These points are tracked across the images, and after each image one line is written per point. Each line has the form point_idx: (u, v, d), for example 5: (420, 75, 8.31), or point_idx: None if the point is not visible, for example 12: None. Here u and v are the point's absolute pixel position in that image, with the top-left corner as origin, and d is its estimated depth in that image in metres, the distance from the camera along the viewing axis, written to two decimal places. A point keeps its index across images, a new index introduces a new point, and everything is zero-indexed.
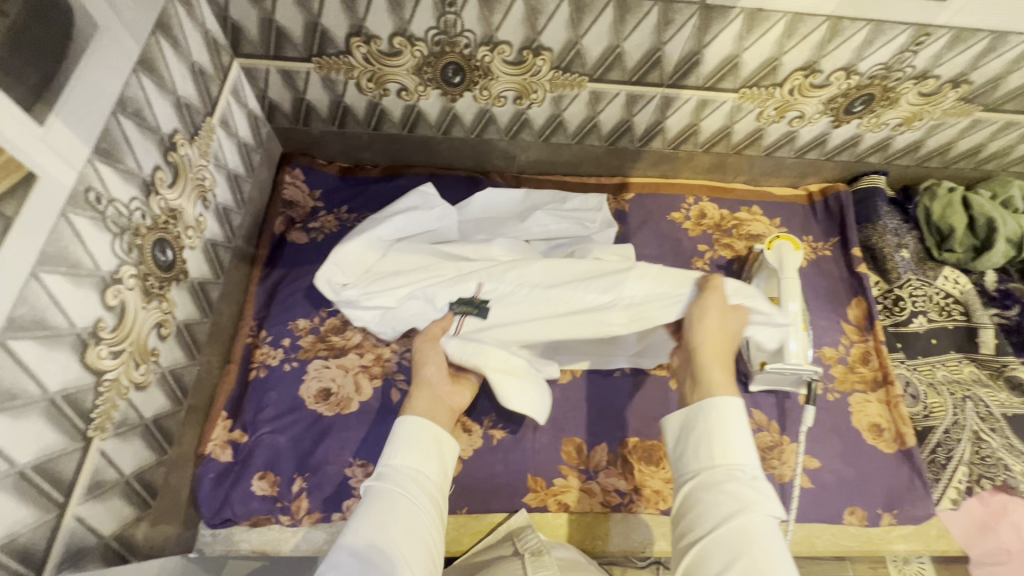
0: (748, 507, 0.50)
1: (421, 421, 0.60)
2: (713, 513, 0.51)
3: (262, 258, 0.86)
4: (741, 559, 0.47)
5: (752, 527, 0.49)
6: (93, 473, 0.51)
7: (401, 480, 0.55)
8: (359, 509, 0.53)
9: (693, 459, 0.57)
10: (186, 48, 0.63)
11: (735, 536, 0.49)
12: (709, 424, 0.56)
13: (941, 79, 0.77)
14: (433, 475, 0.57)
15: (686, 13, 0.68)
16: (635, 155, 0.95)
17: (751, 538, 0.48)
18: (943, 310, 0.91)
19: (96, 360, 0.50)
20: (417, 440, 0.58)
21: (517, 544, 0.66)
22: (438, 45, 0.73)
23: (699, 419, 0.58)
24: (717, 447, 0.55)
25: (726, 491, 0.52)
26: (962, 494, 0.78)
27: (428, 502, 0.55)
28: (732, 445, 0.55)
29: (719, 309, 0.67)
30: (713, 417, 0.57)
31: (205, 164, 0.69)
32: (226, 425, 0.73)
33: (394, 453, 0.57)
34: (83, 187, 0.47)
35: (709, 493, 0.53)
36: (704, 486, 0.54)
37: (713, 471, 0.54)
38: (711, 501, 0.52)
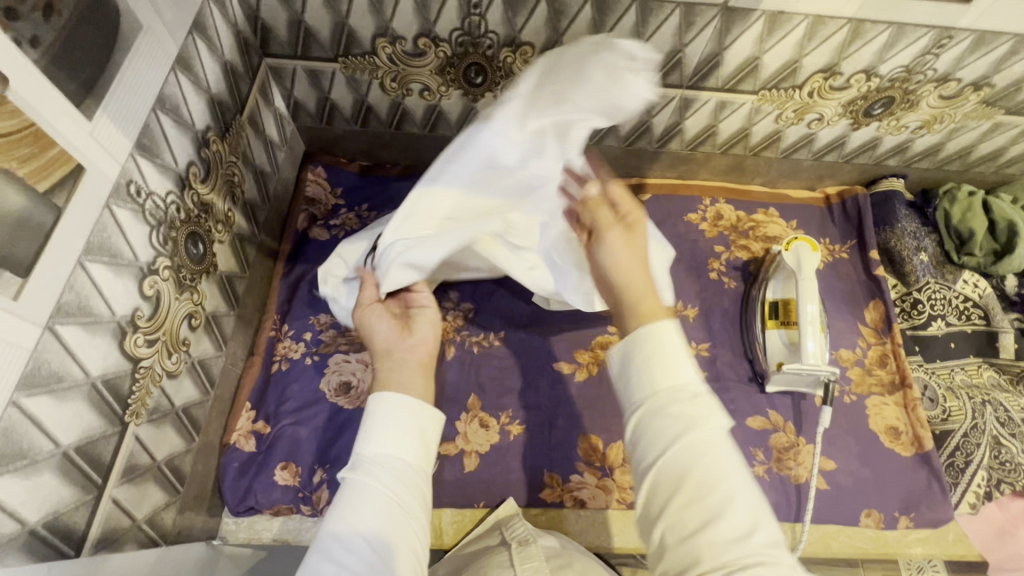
0: (699, 424, 0.43)
1: (397, 398, 0.54)
2: (663, 434, 0.44)
3: (285, 253, 0.88)
4: (697, 472, 0.41)
5: (706, 440, 0.43)
6: (128, 457, 0.52)
7: (374, 467, 0.50)
8: (335, 504, 0.49)
9: (635, 388, 0.47)
10: (219, 47, 0.65)
11: (686, 451, 0.42)
12: (650, 348, 0.47)
13: (963, 82, 0.77)
14: (413, 458, 0.52)
15: (708, 15, 0.68)
16: (652, 156, 0.96)
17: (704, 450, 0.42)
18: (962, 313, 0.91)
19: (133, 348, 0.51)
20: (394, 423, 0.52)
21: (504, 534, 0.66)
22: (462, 46, 0.74)
23: (636, 348, 0.48)
24: (660, 369, 0.46)
25: (671, 413, 0.44)
26: (980, 498, 0.79)
27: (409, 491, 0.50)
28: (677, 362, 0.46)
29: (626, 239, 0.58)
30: (654, 340, 0.47)
31: (235, 161, 0.70)
32: (250, 416, 0.75)
33: (367, 433, 0.52)
34: (125, 180, 0.49)
35: (658, 417, 0.44)
36: (654, 411, 0.45)
37: (660, 396, 0.45)
38: (660, 420, 0.44)
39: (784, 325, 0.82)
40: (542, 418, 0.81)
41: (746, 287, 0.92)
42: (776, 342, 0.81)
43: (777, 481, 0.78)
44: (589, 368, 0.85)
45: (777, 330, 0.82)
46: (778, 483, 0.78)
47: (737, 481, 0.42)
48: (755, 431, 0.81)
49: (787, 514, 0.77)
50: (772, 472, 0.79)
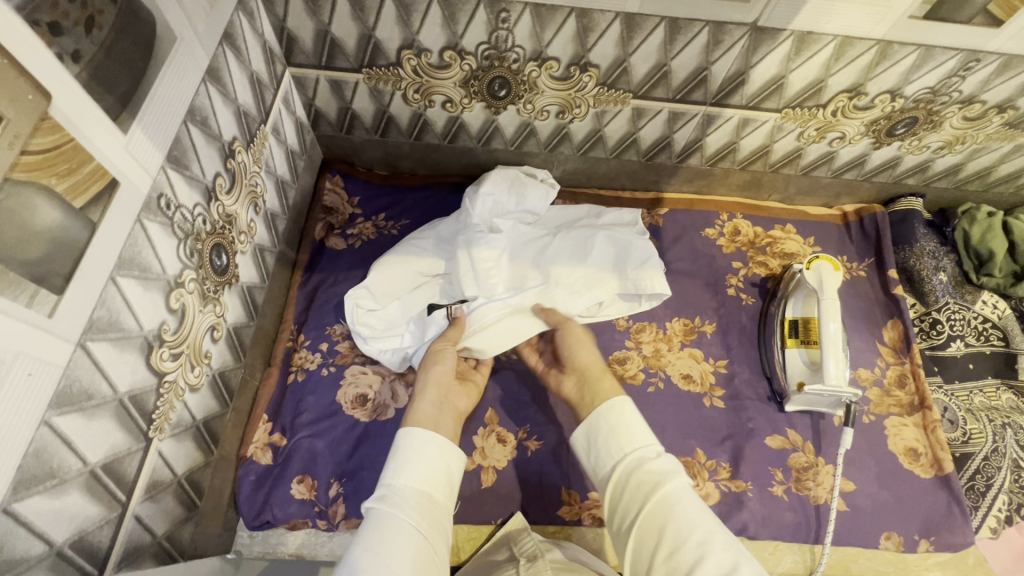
0: (664, 478, 0.55)
1: (428, 433, 0.60)
2: (638, 499, 0.55)
3: (302, 263, 0.87)
4: (671, 528, 0.51)
5: (675, 496, 0.54)
6: (151, 473, 0.51)
7: (400, 499, 0.54)
8: (361, 530, 0.52)
9: (607, 454, 0.60)
10: (246, 58, 0.64)
11: (659, 511, 0.53)
12: (613, 421, 0.61)
13: (987, 104, 0.77)
14: (435, 490, 0.57)
15: (736, 34, 0.68)
16: (671, 170, 0.95)
17: (674, 505, 0.53)
18: (981, 335, 0.90)
19: (158, 362, 0.51)
20: (420, 455, 0.58)
21: (515, 550, 0.66)
22: (487, 59, 0.74)
23: (599, 424, 0.62)
24: (624, 437, 0.59)
25: (643, 473, 0.56)
26: (1001, 522, 0.78)
27: (427, 519, 0.54)
28: (636, 430, 0.60)
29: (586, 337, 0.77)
30: (613, 415, 0.61)
31: (258, 171, 0.70)
32: (266, 428, 0.74)
33: (394, 465, 0.58)
34: (156, 194, 0.49)
35: (629, 481, 0.56)
36: (626, 474, 0.57)
37: (627, 459, 0.58)
38: (635, 485, 0.56)
39: (804, 344, 0.81)
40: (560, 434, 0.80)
41: (763, 304, 0.92)
42: (797, 362, 0.81)
43: (796, 502, 0.77)
44: None
45: (797, 349, 0.81)
46: (798, 504, 0.77)
47: (706, 526, 0.51)
48: (774, 450, 0.81)
49: (806, 536, 0.76)
50: (791, 493, 0.78)
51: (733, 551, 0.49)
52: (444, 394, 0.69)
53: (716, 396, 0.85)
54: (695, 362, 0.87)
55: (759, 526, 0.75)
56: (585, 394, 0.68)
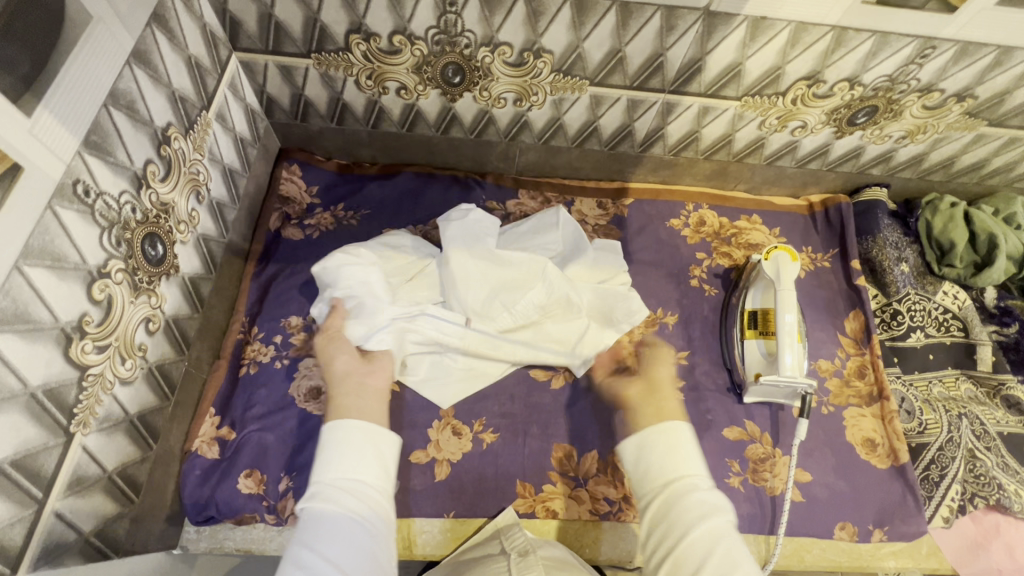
0: (713, 515, 0.50)
1: (348, 421, 0.56)
2: (680, 531, 0.50)
3: (256, 254, 0.85)
4: (716, 569, 0.47)
5: (721, 536, 0.49)
6: (73, 469, 0.50)
7: (336, 494, 0.50)
8: (296, 539, 0.48)
9: (658, 471, 0.54)
10: (182, 41, 0.62)
11: (705, 545, 0.48)
12: (671, 439, 0.55)
13: (946, 93, 0.77)
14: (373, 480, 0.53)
15: (690, 19, 0.67)
16: (635, 160, 0.94)
17: (722, 543, 0.48)
18: (941, 325, 0.90)
19: (79, 355, 0.49)
20: (357, 447, 0.54)
21: (504, 544, 0.65)
22: (438, 45, 0.72)
23: (657, 438, 0.56)
24: (681, 459, 0.54)
25: (694, 501, 0.51)
26: (953, 512, 0.78)
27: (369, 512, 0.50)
28: (691, 455, 0.55)
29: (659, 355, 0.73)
30: (672, 435, 0.55)
31: (200, 159, 0.68)
32: (214, 421, 0.72)
33: (333, 460, 0.53)
34: (70, 180, 0.47)
35: (675, 506, 0.52)
36: (672, 497, 0.52)
37: (678, 484, 0.53)
38: (684, 513, 0.51)
39: (762, 335, 0.80)
40: (517, 426, 0.79)
41: (726, 295, 0.92)
42: (755, 353, 0.80)
43: (752, 493, 0.77)
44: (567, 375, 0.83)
45: (756, 341, 0.81)
46: (754, 495, 0.77)
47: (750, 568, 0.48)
48: (731, 442, 0.81)
49: (761, 527, 0.76)
50: (747, 484, 0.78)
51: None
52: (357, 385, 0.64)
53: None
54: None
55: None
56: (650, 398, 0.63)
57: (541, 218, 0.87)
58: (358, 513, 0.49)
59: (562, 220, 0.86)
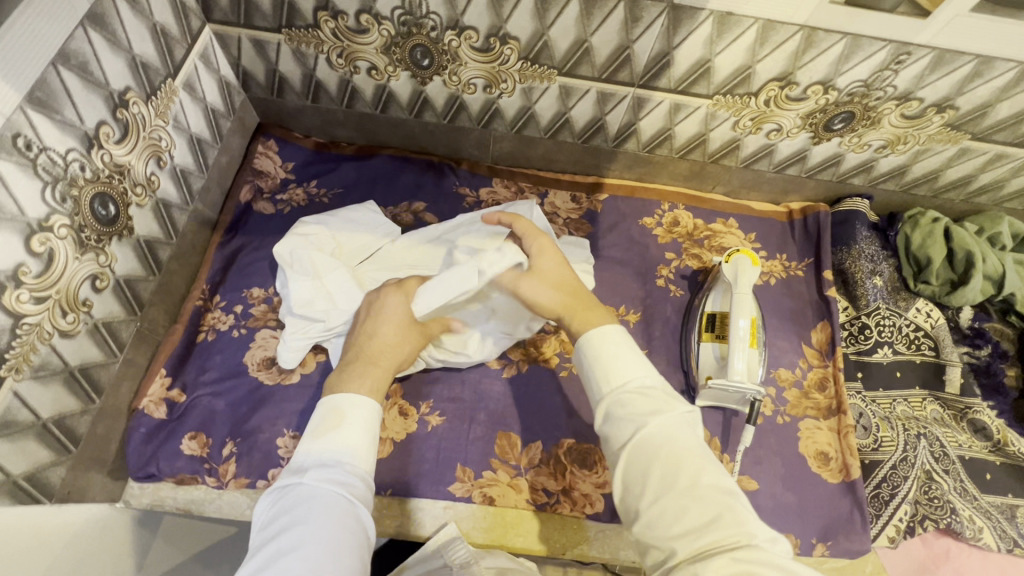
0: (646, 417, 0.52)
1: (360, 399, 0.59)
2: (622, 434, 0.53)
3: (224, 224, 0.87)
4: (657, 467, 0.49)
5: (662, 433, 0.51)
6: (3, 412, 0.52)
7: (337, 477, 0.53)
8: (290, 512, 0.51)
9: (595, 387, 0.57)
10: (147, 8, 0.63)
11: (645, 451, 0.51)
12: (596, 352, 0.58)
13: (925, 102, 0.74)
14: (359, 460, 0.56)
15: (654, 11, 0.66)
16: (609, 155, 0.93)
17: (665, 439, 0.50)
18: (912, 343, 0.87)
19: (13, 303, 0.51)
20: (360, 425, 0.58)
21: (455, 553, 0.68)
22: (405, 26, 0.73)
23: (585, 354, 0.59)
24: (611, 369, 0.56)
25: (626, 411, 0.53)
26: (900, 532, 0.76)
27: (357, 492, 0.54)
28: (623, 362, 0.56)
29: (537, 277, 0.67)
30: (602, 347, 0.58)
31: (163, 125, 0.69)
32: (164, 382, 0.74)
33: (328, 438, 0.56)
34: (10, 132, 0.48)
35: (613, 417, 0.54)
36: (612, 406, 0.55)
37: (614, 395, 0.55)
38: (621, 418, 0.53)
39: (718, 338, 0.79)
40: (464, 412, 0.80)
41: (691, 296, 0.90)
42: (708, 356, 0.79)
43: None
44: (519, 365, 0.84)
45: (711, 343, 0.79)
46: None
47: (698, 467, 0.49)
48: None
49: None
50: None
51: (722, 497, 0.47)
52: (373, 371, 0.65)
53: None
54: None
55: None
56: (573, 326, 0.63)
57: (516, 211, 0.84)
58: (350, 492, 0.53)
59: (534, 217, 0.83)
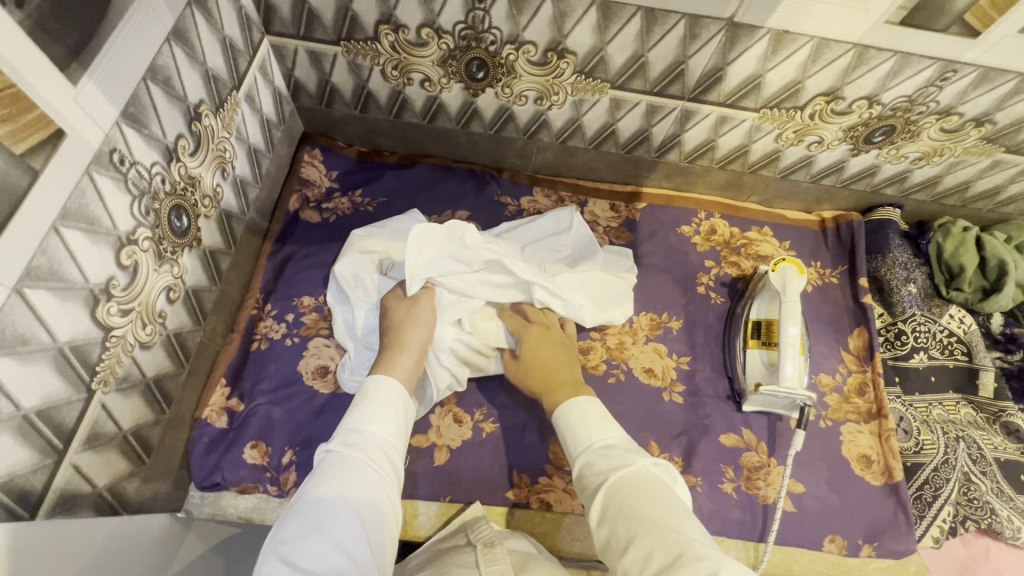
0: (610, 472, 0.55)
1: (387, 383, 0.63)
2: (593, 491, 0.56)
3: (274, 233, 0.87)
4: (623, 515, 0.51)
5: (628, 482, 0.53)
6: (92, 425, 0.52)
7: (365, 445, 0.56)
8: (319, 473, 0.54)
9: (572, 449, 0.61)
10: (218, 22, 0.64)
11: (613, 502, 0.53)
12: (573, 418, 0.62)
13: (965, 117, 0.77)
14: (385, 434, 0.58)
15: (713, 29, 0.68)
16: (650, 165, 0.95)
17: (625, 490, 0.53)
18: (945, 348, 0.91)
19: (104, 316, 0.51)
20: (385, 403, 0.61)
21: (470, 535, 0.67)
22: (465, 40, 0.74)
23: (563, 419, 0.63)
24: (586, 430, 0.60)
25: (594, 469, 0.57)
26: (944, 533, 0.79)
27: (383, 462, 0.56)
28: (593, 422, 0.61)
29: (546, 338, 0.76)
30: (576, 414, 0.62)
31: (228, 137, 0.70)
32: (224, 392, 0.74)
33: (356, 413, 0.59)
34: (108, 148, 0.49)
35: (586, 477, 0.57)
36: (585, 465, 0.58)
37: (585, 456, 0.58)
38: (591, 476, 0.57)
39: (765, 345, 0.81)
40: (516, 418, 0.81)
41: (732, 304, 0.92)
42: (756, 362, 0.81)
43: (745, 500, 0.78)
44: None
45: (758, 350, 0.82)
46: (746, 503, 0.78)
47: (664, 511, 0.50)
48: (727, 448, 0.81)
49: (751, 533, 0.77)
50: (740, 491, 0.79)
51: (679, 538, 0.47)
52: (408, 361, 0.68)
53: (675, 391, 0.85)
54: (658, 357, 0.87)
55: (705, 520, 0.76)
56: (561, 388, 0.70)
57: (556, 218, 0.88)
58: (376, 461, 0.55)
59: (574, 224, 0.88)
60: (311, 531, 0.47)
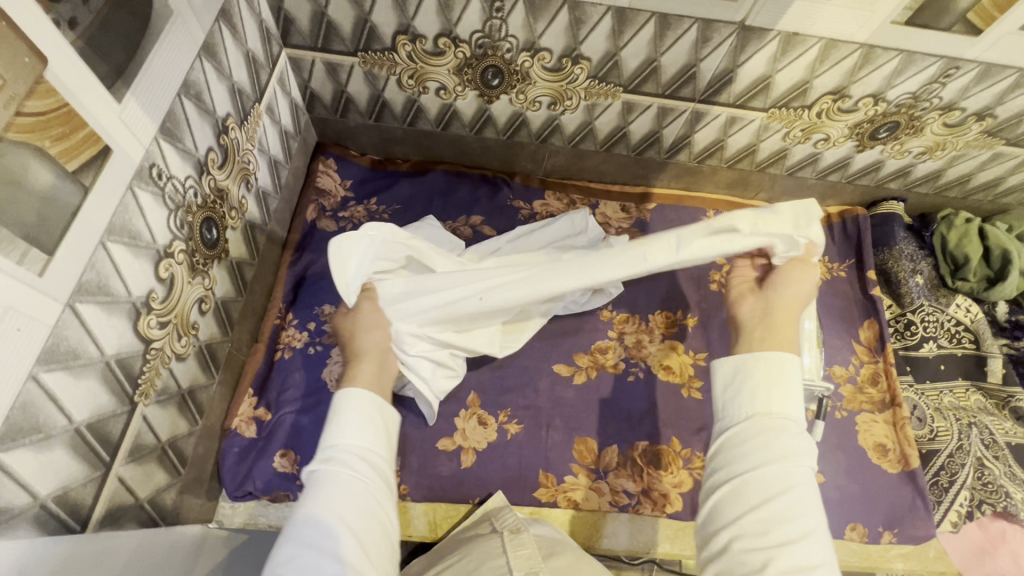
0: (791, 457, 0.48)
1: (364, 394, 0.56)
2: (753, 457, 0.49)
3: (292, 243, 0.88)
4: (775, 504, 0.46)
5: (789, 478, 0.47)
6: (135, 437, 0.53)
7: (349, 458, 0.51)
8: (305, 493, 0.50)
9: (741, 400, 0.53)
10: (242, 36, 0.65)
11: (776, 483, 0.47)
12: (769, 374, 0.53)
13: (967, 111, 0.80)
14: (369, 443, 0.53)
15: (725, 32, 0.70)
16: (660, 166, 0.97)
17: (783, 487, 0.47)
18: (953, 337, 0.93)
19: (145, 329, 0.52)
20: (364, 411, 0.55)
21: (495, 524, 0.67)
22: (481, 48, 0.75)
23: (754, 368, 0.54)
24: (774, 397, 0.52)
25: (779, 439, 0.49)
26: (962, 517, 0.81)
27: (371, 471, 0.52)
28: (788, 398, 0.52)
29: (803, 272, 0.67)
30: (765, 371, 0.53)
31: (251, 149, 0.71)
32: (252, 402, 0.75)
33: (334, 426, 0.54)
34: (148, 163, 0.50)
35: (757, 436, 0.50)
36: (751, 428, 0.51)
37: (766, 418, 0.51)
38: (755, 444, 0.50)
39: None
40: (540, 419, 0.82)
41: None
42: None
43: None
44: (588, 372, 0.86)
45: (771, 344, 0.80)
46: None
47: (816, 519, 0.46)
48: None
49: None
50: None
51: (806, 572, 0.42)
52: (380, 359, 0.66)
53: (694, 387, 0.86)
54: (676, 354, 0.88)
55: None
56: (761, 326, 0.62)
57: (573, 219, 0.89)
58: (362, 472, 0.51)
59: (591, 226, 0.90)
60: (303, 551, 0.44)
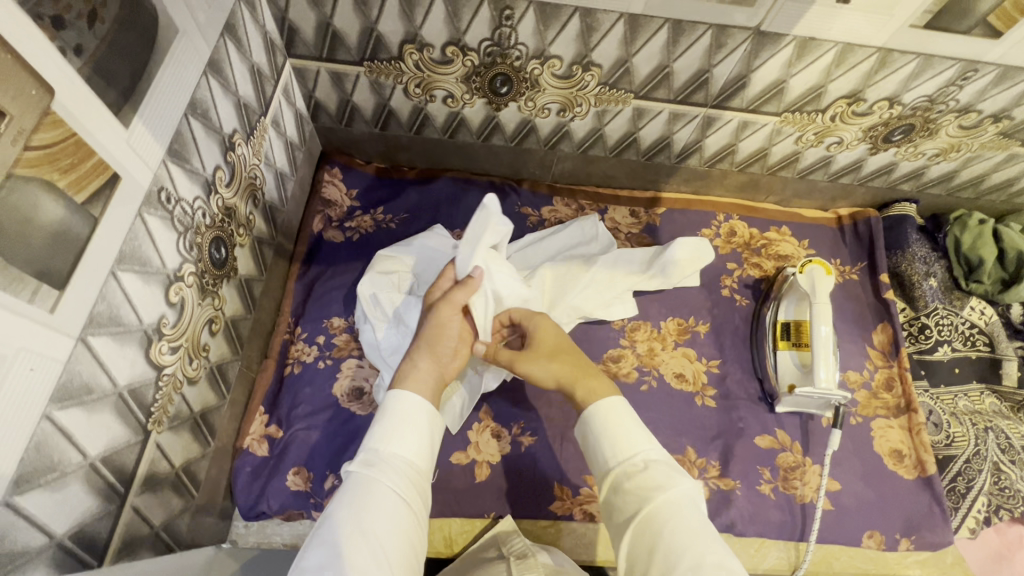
0: (658, 489, 0.49)
1: (416, 400, 0.55)
2: (626, 507, 0.50)
3: (300, 255, 0.87)
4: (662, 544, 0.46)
5: (669, 506, 0.48)
6: (149, 465, 0.52)
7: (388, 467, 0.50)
8: (339, 497, 0.48)
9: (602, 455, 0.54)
10: (247, 50, 0.63)
11: (655, 518, 0.48)
12: (602, 421, 0.54)
13: (983, 114, 0.78)
14: (409, 454, 0.52)
15: (738, 38, 0.68)
16: (670, 170, 0.96)
17: (666, 517, 0.47)
18: (968, 340, 0.92)
19: (157, 356, 0.51)
20: (408, 419, 0.53)
21: (503, 549, 0.67)
22: (490, 56, 0.74)
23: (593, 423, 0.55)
24: (622, 438, 0.53)
25: (634, 481, 0.50)
26: (979, 523, 0.81)
27: (407, 484, 0.50)
28: (636, 435, 0.53)
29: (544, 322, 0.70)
30: (605, 414, 0.55)
31: (257, 163, 0.69)
32: (263, 420, 0.74)
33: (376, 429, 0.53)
34: (157, 187, 0.48)
35: (623, 485, 0.51)
36: (619, 476, 0.52)
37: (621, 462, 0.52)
38: (627, 491, 0.50)
39: (795, 346, 0.83)
40: (554, 431, 0.81)
41: (757, 305, 0.93)
42: (788, 364, 0.82)
43: (782, 500, 0.79)
44: None
45: (789, 351, 0.83)
46: (784, 503, 0.79)
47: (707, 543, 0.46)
48: (762, 449, 0.82)
49: (790, 534, 0.78)
50: (779, 491, 0.79)
51: None
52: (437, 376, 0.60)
53: (708, 395, 0.85)
54: (688, 362, 0.88)
55: (747, 523, 0.77)
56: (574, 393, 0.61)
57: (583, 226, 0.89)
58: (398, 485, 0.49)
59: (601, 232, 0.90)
60: (333, 558, 0.42)
